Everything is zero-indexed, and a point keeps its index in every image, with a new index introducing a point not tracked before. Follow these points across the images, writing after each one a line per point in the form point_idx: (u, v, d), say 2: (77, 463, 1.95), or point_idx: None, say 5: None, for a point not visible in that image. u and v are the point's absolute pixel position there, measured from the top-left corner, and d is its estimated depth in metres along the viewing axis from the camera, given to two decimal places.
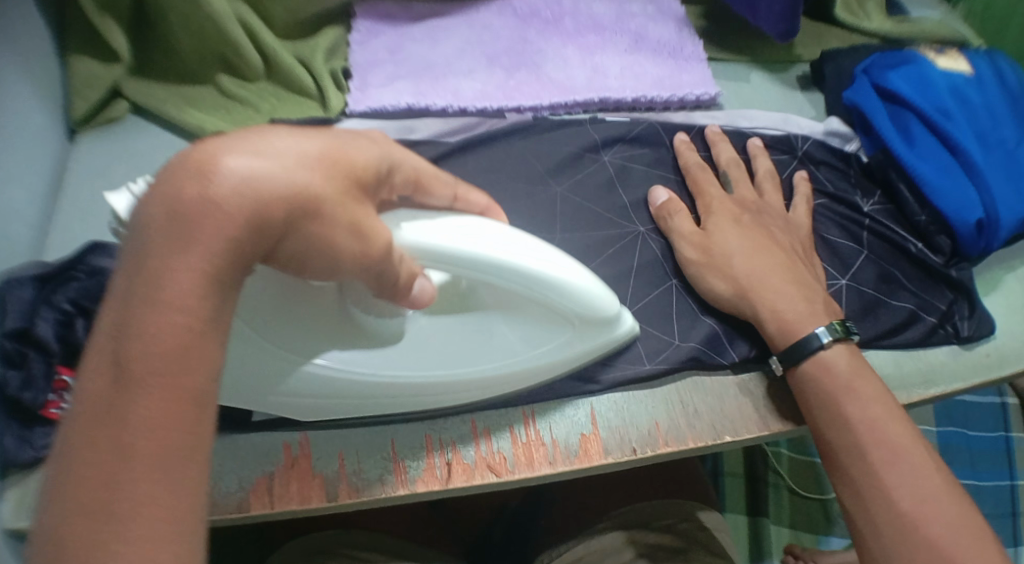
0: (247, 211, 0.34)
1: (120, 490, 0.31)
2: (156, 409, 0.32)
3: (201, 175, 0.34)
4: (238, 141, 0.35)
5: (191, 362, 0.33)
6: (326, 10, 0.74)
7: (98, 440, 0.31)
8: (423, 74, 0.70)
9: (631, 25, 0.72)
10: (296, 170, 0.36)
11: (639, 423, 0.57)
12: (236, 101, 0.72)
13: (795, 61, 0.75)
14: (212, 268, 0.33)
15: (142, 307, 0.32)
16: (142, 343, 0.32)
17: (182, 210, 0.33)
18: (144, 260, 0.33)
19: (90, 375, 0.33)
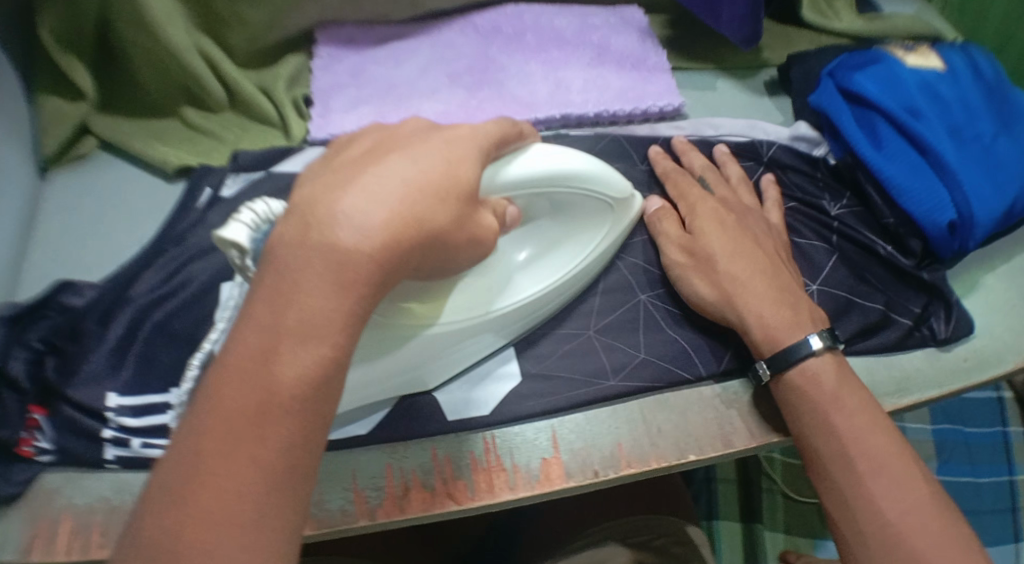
0: (372, 238, 0.38)
1: (244, 494, 0.35)
2: (287, 437, 0.36)
3: (330, 220, 0.38)
4: (380, 166, 0.40)
5: (327, 387, 0.38)
6: (288, 36, 0.73)
7: (234, 446, 0.36)
8: (385, 97, 0.69)
9: (594, 38, 0.71)
10: (409, 201, 0.39)
11: (601, 444, 0.57)
12: (201, 132, 0.73)
13: (763, 66, 0.74)
14: (353, 295, 0.38)
15: (295, 325, 0.37)
16: (284, 374, 0.36)
17: (333, 237, 0.37)
18: (291, 278, 0.37)
19: (214, 386, 0.37)
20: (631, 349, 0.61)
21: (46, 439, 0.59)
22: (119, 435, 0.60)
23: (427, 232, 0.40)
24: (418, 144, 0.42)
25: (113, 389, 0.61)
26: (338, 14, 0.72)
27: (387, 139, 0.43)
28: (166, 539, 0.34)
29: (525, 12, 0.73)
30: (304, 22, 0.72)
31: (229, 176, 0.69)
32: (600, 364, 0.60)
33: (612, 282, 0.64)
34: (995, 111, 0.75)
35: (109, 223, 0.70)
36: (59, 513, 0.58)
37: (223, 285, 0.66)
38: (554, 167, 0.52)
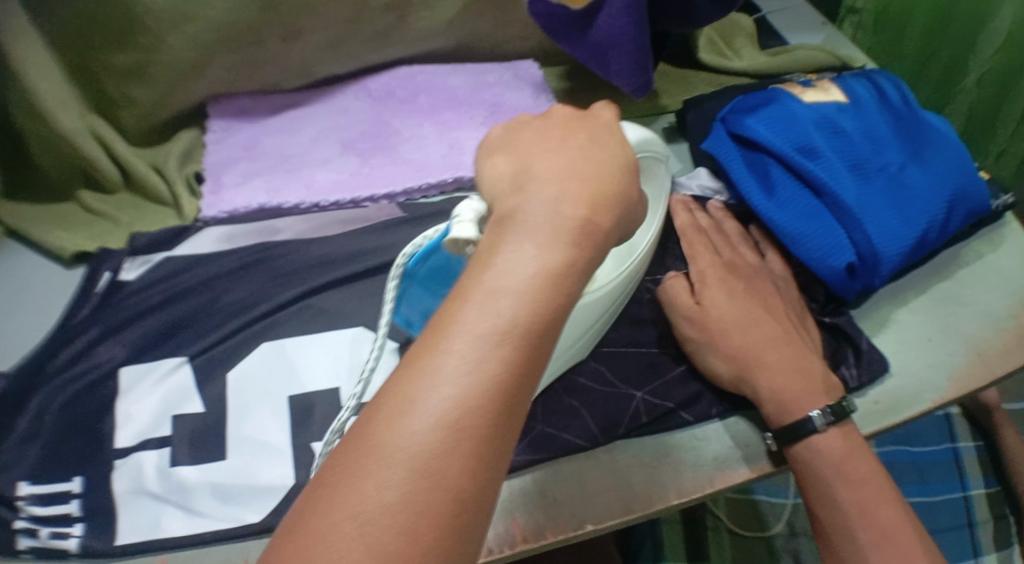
0: (591, 205, 0.40)
1: (459, 438, 0.34)
2: (458, 447, 0.34)
3: (505, 209, 0.40)
4: (578, 150, 0.42)
5: (550, 337, 0.37)
6: (180, 112, 0.73)
7: (451, 388, 0.34)
8: (278, 169, 0.69)
9: (487, 96, 0.71)
10: (569, 200, 0.40)
11: (496, 520, 0.56)
12: (98, 215, 0.71)
13: (663, 112, 0.74)
14: (580, 252, 0.38)
15: (528, 278, 0.37)
16: (457, 364, 0.35)
17: (531, 206, 0.39)
18: (525, 234, 0.38)
19: (438, 331, 0.36)
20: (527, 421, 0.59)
21: None
22: (29, 525, 0.55)
23: (605, 238, 0.40)
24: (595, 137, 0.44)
25: (25, 476, 0.57)
26: (229, 87, 0.72)
27: (561, 134, 0.44)
28: (345, 483, 0.33)
29: (418, 73, 0.73)
30: (194, 97, 0.71)
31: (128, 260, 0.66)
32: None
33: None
34: (908, 137, 0.72)
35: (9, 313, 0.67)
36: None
37: (123, 370, 0.62)
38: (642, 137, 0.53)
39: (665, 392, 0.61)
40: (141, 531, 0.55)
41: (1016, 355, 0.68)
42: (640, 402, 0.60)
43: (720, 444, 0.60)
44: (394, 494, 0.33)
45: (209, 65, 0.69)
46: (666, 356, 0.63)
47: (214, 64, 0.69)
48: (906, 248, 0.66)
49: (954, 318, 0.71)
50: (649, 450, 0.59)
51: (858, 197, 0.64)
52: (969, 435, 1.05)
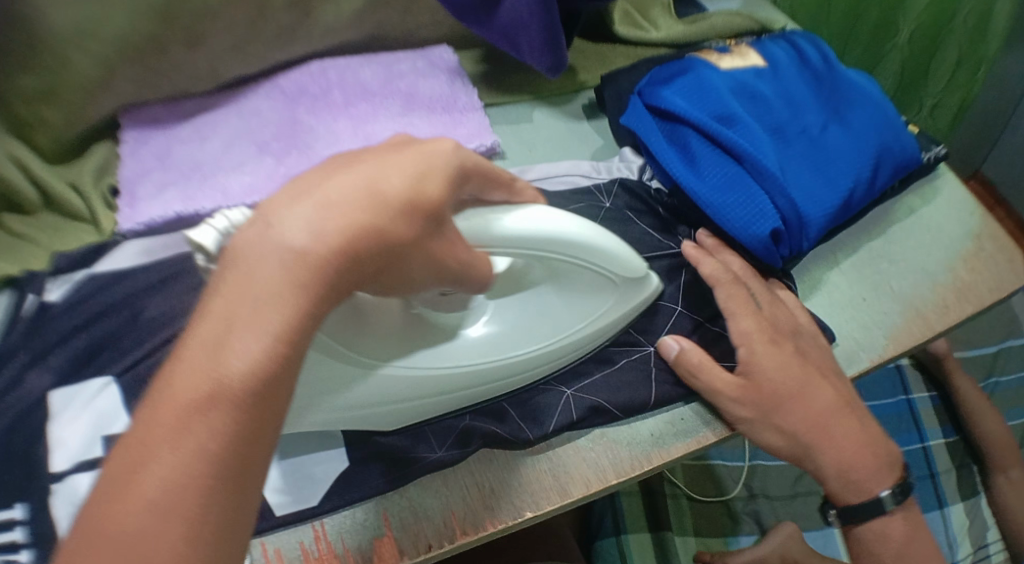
0: (320, 237, 0.34)
1: (176, 496, 0.30)
2: (189, 456, 0.30)
3: (264, 219, 0.35)
4: (356, 169, 0.37)
5: (277, 388, 0.33)
6: (92, 126, 0.71)
7: (157, 450, 0.30)
8: (193, 177, 0.68)
9: (401, 86, 0.70)
10: (348, 200, 0.35)
11: (432, 515, 0.55)
12: (21, 239, 0.69)
13: (582, 88, 0.73)
14: (301, 295, 0.33)
15: (248, 322, 0.32)
16: (191, 378, 0.31)
17: (267, 240, 0.34)
18: (253, 283, 0.33)
19: (155, 389, 0.32)
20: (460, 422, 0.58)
21: None
22: None
23: (388, 244, 0.36)
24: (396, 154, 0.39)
25: None
26: (138, 97, 0.70)
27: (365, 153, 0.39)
28: (102, 513, 0.29)
29: (329, 67, 0.71)
30: (103, 111, 0.70)
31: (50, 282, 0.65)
32: (427, 431, 0.57)
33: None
34: (825, 97, 0.72)
35: None
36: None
37: (53, 395, 0.60)
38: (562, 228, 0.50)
39: (601, 386, 0.60)
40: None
41: (956, 310, 0.69)
42: (572, 397, 0.59)
43: (655, 420, 0.60)
44: (122, 548, 0.28)
45: (116, 78, 0.67)
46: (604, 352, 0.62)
47: (120, 77, 0.67)
48: (833, 211, 0.65)
49: (888, 274, 0.71)
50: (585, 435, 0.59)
51: (778, 160, 0.64)
52: (923, 387, 1.07)
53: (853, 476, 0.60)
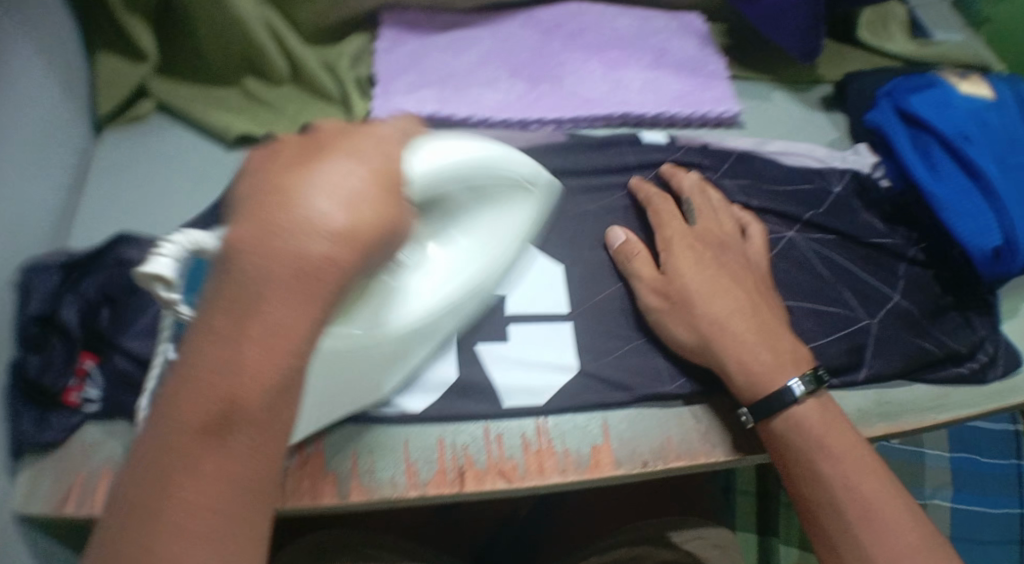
0: (340, 241, 0.36)
1: (213, 501, 0.35)
2: (223, 457, 0.35)
3: (283, 209, 0.36)
4: (333, 161, 0.39)
5: (289, 400, 0.37)
6: (351, 16, 0.74)
7: (205, 456, 0.35)
8: (447, 84, 0.71)
9: (654, 42, 0.73)
10: (350, 215, 0.37)
11: (650, 435, 0.60)
12: (262, 104, 0.73)
13: (818, 82, 0.77)
14: (318, 306, 0.36)
15: (260, 335, 0.35)
16: (188, 395, 0.35)
17: (252, 254, 0.36)
18: (254, 291, 0.35)
19: (176, 389, 0.36)
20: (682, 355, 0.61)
21: (93, 389, 0.64)
22: None
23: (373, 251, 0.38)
24: (352, 147, 0.40)
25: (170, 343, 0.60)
26: None
27: (353, 144, 0.41)
28: (157, 501, 0.34)
29: (587, 11, 0.74)
30: (368, 3, 0.73)
31: None
32: (655, 364, 0.61)
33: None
34: None
35: (153, 184, 0.73)
36: (95, 472, 0.62)
37: None
38: (478, 150, 0.53)
39: (823, 351, 0.63)
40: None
41: None
42: None
43: (860, 390, 0.64)
44: (191, 526, 0.34)
45: None
46: (825, 312, 0.65)
47: None
48: None
49: None
50: None
51: (1007, 184, 0.66)
52: None
53: None
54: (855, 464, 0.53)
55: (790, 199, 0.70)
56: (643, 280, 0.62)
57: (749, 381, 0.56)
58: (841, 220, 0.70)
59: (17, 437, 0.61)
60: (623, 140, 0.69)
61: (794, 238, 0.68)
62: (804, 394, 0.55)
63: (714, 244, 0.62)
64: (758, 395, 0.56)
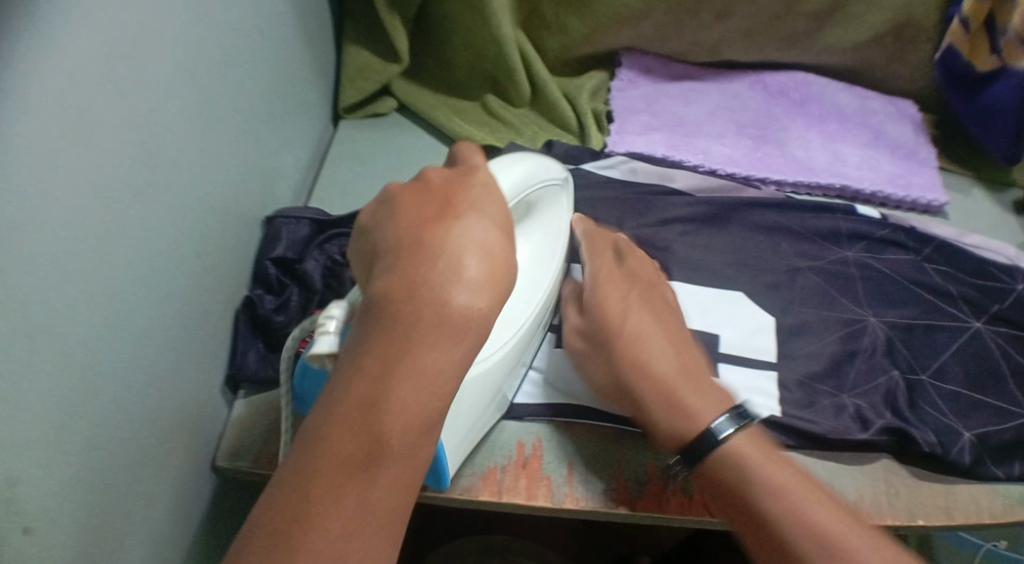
0: (483, 293, 0.39)
1: (363, 533, 0.36)
2: (365, 491, 0.37)
3: (444, 262, 0.39)
4: (470, 220, 0.41)
5: (428, 433, 0.39)
6: (594, 53, 0.80)
7: (353, 490, 0.36)
8: (678, 130, 0.76)
9: (872, 121, 0.78)
10: (482, 268, 0.39)
11: (845, 492, 0.62)
12: (501, 121, 0.78)
13: (1010, 185, 0.81)
14: (463, 349, 0.39)
15: (407, 381, 0.37)
16: (335, 434, 0.37)
17: (414, 303, 0.38)
18: (406, 337, 0.38)
19: (321, 430, 0.37)
20: (878, 414, 0.63)
21: None
22: None
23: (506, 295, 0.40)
24: (469, 196, 0.42)
25: None
26: (647, 44, 0.79)
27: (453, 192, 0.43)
28: (297, 529, 0.35)
29: (812, 82, 0.80)
30: (615, 43, 0.78)
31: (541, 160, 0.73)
32: (852, 423, 0.62)
33: (863, 362, 0.66)
34: None
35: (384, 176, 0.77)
36: None
37: None
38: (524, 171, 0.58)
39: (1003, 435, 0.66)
40: (539, 397, 0.64)
41: None
42: (968, 442, 0.65)
43: None
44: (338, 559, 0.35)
45: (645, 19, 0.76)
46: (997, 409, 0.67)
47: (649, 20, 0.76)
48: None
49: None
50: (965, 482, 0.65)
51: None
52: None
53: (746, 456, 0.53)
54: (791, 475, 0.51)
55: (982, 292, 0.73)
56: (571, 323, 0.63)
57: (674, 426, 0.54)
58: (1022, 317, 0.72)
59: (242, 369, 0.66)
60: (836, 209, 0.73)
61: (981, 329, 0.71)
62: (733, 431, 0.53)
63: (639, 282, 0.62)
64: (686, 437, 0.54)
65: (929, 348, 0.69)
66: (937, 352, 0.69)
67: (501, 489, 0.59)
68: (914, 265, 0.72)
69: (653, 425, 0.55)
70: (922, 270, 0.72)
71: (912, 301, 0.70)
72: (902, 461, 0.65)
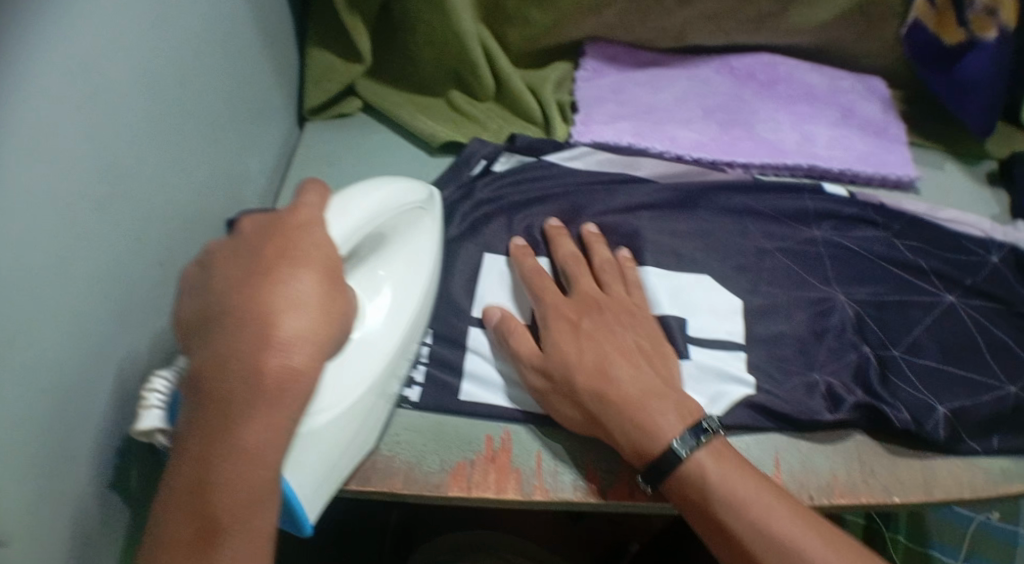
0: (301, 351, 0.43)
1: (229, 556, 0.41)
2: (227, 515, 0.41)
3: (272, 303, 0.43)
4: (296, 274, 0.44)
5: (278, 456, 0.43)
6: (558, 44, 0.79)
7: (197, 552, 0.41)
8: (644, 117, 0.75)
9: (842, 100, 0.77)
10: (307, 314, 0.43)
11: (820, 473, 0.62)
12: (464, 116, 0.78)
13: (986, 157, 0.82)
14: (281, 405, 0.42)
15: (248, 419, 0.41)
16: (191, 467, 0.42)
17: (245, 343, 0.42)
18: (228, 403, 0.41)
19: (180, 465, 0.42)
20: (850, 392, 0.63)
21: None
22: None
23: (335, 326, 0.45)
24: (297, 236, 0.46)
25: None
26: (610, 33, 0.78)
27: (282, 239, 0.46)
28: (172, 558, 0.41)
29: (780, 63, 0.79)
30: (579, 33, 0.78)
31: (505, 155, 0.74)
32: (822, 403, 0.62)
33: (831, 340, 0.66)
34: None
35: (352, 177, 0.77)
36: None
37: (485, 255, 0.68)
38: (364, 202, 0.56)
39: (975, 409, 0.66)
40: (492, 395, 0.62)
41: None
42: (944, 415, 0.65)
43: (1005, 458, 0.67)
44: None
45: (608, 8, 0.75)
46: (971, 382, 0.68)
47: (611, 9, 0.76)
48: None
49: None
50: (942, 456, 0.66)
51: None
52: None
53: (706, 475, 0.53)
54: (757, 502, 0.52)
55: (956, 266, 0.72)
56: (523, 357, 0.60)
57: (638, 444, 0.54)
58: (995, 287, 0.72)
59: None
60: (804, 188, 0.72)
61: (953, 302, 0.70)
62: (690, 451, 0.53)
63: (591, 307, 0.61)
64: (645, 455, 0.54)
65: (904, 324, 0.68)
66: (909, 327, 0.68)
67: (474, 484, 0.59)
68: (885, 242, 0.71)
69: (617, 446, 0.55)
70: (892, 247, 0.71)
71: (882, 277, 0.70)
72: (878, 438, 0.65)
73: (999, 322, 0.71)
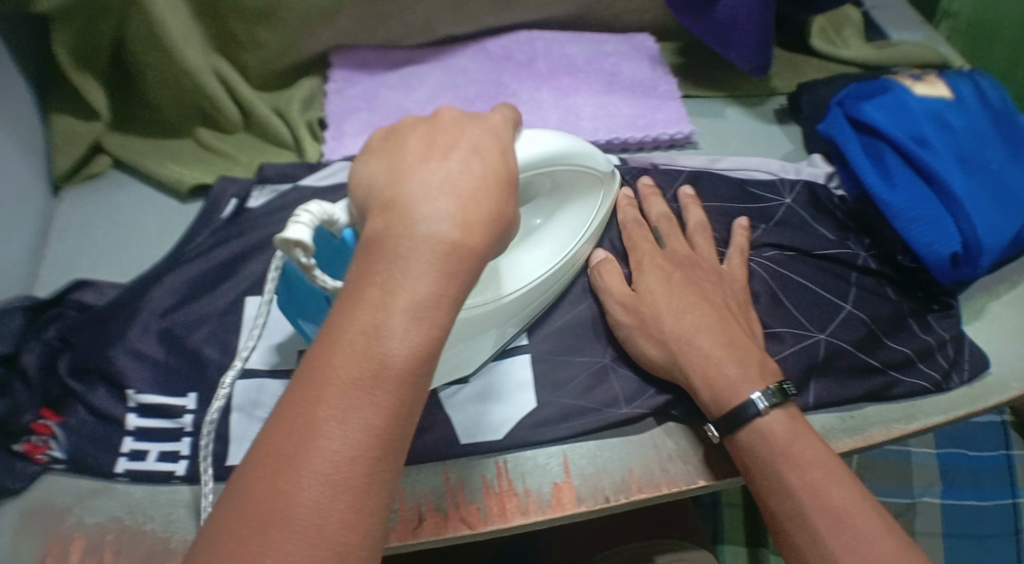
0: (466, 231, 0.39)
1: (350, 464, 0.35)
2: (371, 418, 0.35)
3: (418, 203, 0.39)
4: (455, 158, 0.41)
5: (429, 369, 0.37)
6: (303, 59, 0.75)
7: (356, 406, 0.35)
8: (398, 121, 0.71)
9: (605, 65, 0.74)
10: (464, 199, 0.39)
11: (612, 469, 0.56)
12: (215, 152, 0.74)
13: (772, 95, 0.79)
14: (452, 284, 0.38)
15: (399, 313, 0.36)
16: (334, 364, 0.36)
17: (416, 225, 0.38)
18: (391, 269, 0.37)
19: (316, 366, 0.36)
20: (635, 374, 0.59)
21: (59, 447, 0.59)
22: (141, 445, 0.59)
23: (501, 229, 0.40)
24: (486, 145, 0.42)
25: (133, 410, 0.60)
26: (354, 39, 0.74)
27: (443, 132, 0.43)
28: (290, 463, 0.34)
29: (537, 38, 0.75)
30: (319, 45, 0.74)
31: (253, 188, 0.69)
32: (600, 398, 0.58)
33: (598, 324, 0.62)
34: (1009, 140, 0.70)
35: (113, 240, 0.72)
36: None
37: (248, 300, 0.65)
38: (562, 138, 0.53)
39: (783, 367, 0.60)
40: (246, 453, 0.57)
41: None
42: None
43: (829, 413, 0.62)
44: (318, 491, 0.34)
45: (340, 14, 0.71)
46: (781, 337, 0.62)
47: (343, 15, 0.71)
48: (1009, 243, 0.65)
49: None
50: None
51: (968, 188, 0.65)
52: None
53: (765, 438, 0.52)
54: (824, 473, 0.51)
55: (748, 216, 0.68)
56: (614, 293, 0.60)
57: (716, 399, 0.54)
58: (792, 233, 0.67)
59: None
60: None
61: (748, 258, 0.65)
62: (767, 406, 0.53)
63: (686, 262, 0.61)
64: (721, 409, 0.54)
65: None
66: None
67: None
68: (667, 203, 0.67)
69: (696, 395, 0.55)
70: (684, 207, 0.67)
71: None
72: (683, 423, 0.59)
73: (800, 265, 0.66)
